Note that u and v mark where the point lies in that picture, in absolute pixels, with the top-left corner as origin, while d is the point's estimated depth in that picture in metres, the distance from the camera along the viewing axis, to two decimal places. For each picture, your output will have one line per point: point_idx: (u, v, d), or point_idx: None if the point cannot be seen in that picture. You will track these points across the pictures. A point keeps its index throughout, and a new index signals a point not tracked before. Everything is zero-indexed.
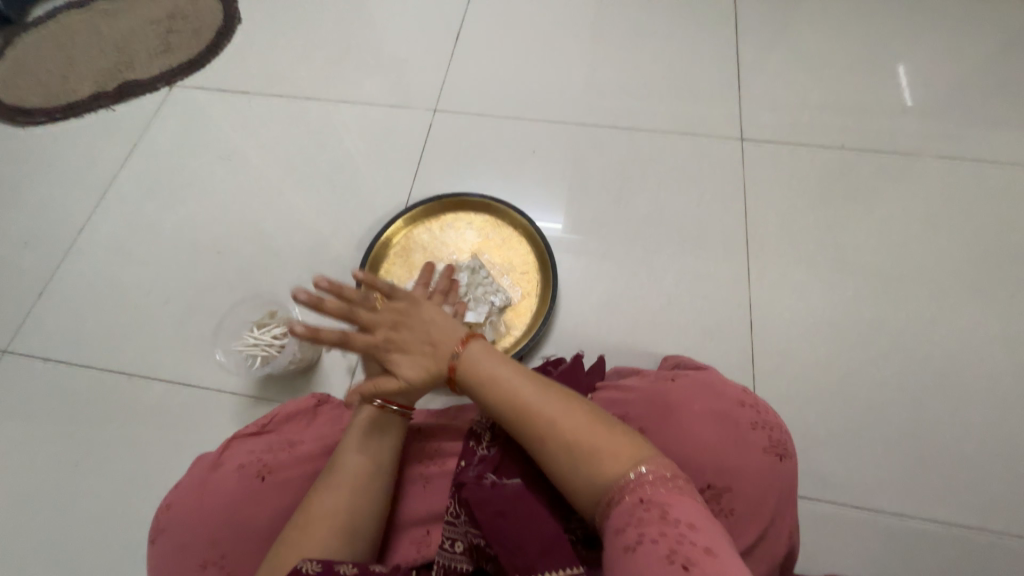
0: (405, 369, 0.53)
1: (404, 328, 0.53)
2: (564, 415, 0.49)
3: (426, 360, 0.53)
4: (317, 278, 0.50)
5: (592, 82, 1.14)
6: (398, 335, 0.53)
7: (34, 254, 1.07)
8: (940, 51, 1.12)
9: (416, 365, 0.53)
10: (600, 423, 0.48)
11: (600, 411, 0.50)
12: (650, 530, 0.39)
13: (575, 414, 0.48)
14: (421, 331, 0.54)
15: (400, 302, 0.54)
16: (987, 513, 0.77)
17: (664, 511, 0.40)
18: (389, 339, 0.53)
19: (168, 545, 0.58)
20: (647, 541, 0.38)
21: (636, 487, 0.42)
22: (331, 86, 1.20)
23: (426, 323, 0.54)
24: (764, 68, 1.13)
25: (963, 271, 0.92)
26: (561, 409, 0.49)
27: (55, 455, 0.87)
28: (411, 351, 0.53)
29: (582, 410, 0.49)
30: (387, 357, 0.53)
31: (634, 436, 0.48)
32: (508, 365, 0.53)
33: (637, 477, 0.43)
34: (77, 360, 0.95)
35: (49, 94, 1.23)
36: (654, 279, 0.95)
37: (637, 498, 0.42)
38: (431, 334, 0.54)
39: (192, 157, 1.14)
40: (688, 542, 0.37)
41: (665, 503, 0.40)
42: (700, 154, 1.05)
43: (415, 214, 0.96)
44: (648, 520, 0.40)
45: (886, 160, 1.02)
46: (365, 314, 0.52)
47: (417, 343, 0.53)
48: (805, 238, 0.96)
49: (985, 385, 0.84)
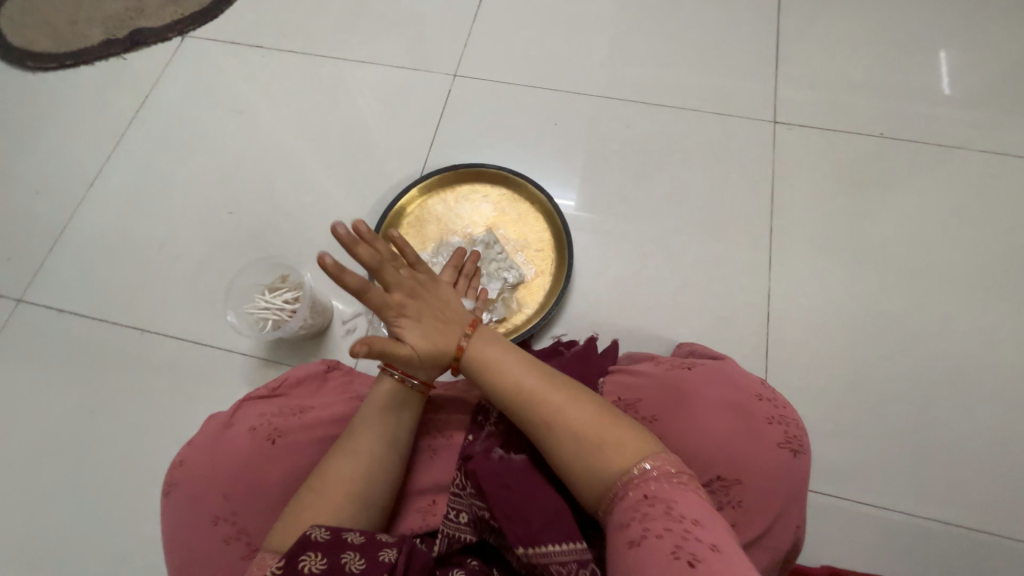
0: (414, 336, 0.52)
1: (418, 298, 0.53)
2: (568, 409, 0.48)
3: (434, 332, 0.53)
4: (357, 221, 0.50)
5: (619, 51, 1.09)
6: (413, 304, 0.53)
7: (46, 203, 1.06)
8: (996, 34, 1.04)
9: (427, 334, 0.53)
10: (605, 417, 0.48)
11: (605, 405, 0.50)
12: (655, 524, 0.39)
13: (580, 407, 0.48)
14: (434, 303, 0.54)
15: (422, 273, 0.54)
16: (989, 516, 0.77)
17: (669, 507, 0.40)
18: (404, 304, 0.52)
19: (182, 498, 0.60)
20: (652, 535, 0.38)
21: (640, 483, 0.42)
22: (347, 43, 1.15)
23: (441, 300, 0.55)
24: (804, 45, 1.07)
25: (994, 271, 0.89)
26: (565, 401, 0.49)
27: (71, 404, 0.89)
28: (422, 321, 0.53)
29: (586, 404, 0.49)
30: (396, 320, 0.52)
31: (639, 430, 0.47)
32: (513, 354, 0.53)
33: (642, 473, 0.43)
34: (91, 312, 0.96)
35: (58, 38, 1.20)
36: (671, 262, 0.92)
37: (642, 494, 0.41)
38: (443, 311, 0.55)
39: (204, 112, 1.12)
40: (693, 538, 0.37)
41: (670, 499, 0.40)
42: (728, 133, 1.00)
43: (429, 184, 0.94)
44: (653, 515, 0.39)
45: (925, 151, 0.97)
46: (390, 272, 0.51)
47: (429, 315, 0.53)
48: (831, 229, 0.93)
49: (1003, 389, 0.82)
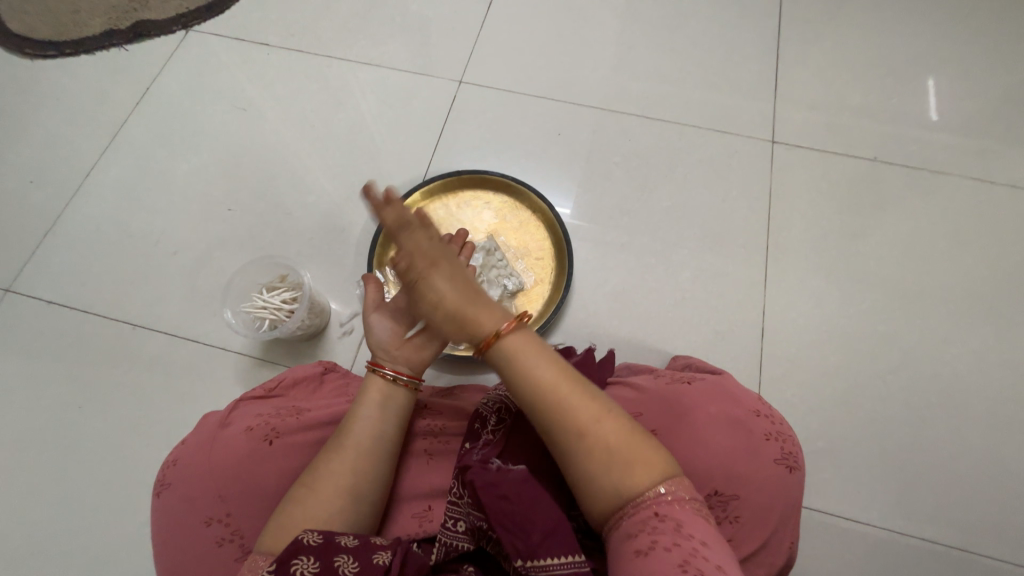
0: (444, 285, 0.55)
1: (447, 262, 0.58)
2: (599, 418, 0.47)
3: (461, 290, 0.55)
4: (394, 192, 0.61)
5: (624, 65, 1.11)
6: (442, 264, 0.57)
7: (40, 192, 1.04)
8: (985, 65, 1.08)
9: (455, 288, 0.55)
10: (634, 434, 0.47)
11: (633, 422, 0.49)
12: (665, 539, 0.40)
13: (609, 421, 0.47)
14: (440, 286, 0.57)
15: (448, 247, 0.61)
16: (971, 534, 0.78)
17: (679, 525, 0.41)
18: (433, 262, 0.57)
19: (174, 499, 0.59)
20: (661, 548, 0.39)
21: (654, 503, 0.43)
22: (354, 44, 1.16)
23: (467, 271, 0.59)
24: (803, 67, 1.09)
25: (981, 295, 0.91)
26: (596, 413, 0.47)
27: (57, 398, 0.87)
28: (450, 278, 0.56)
29: (618, 419, 0.47)
30: (426, 275, 0.56)
31: (661, 451, 0.47)
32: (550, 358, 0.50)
33: (656, 495, 0.43)
34: (82, 305, 0.94)
35: (59, 25, 1.18)
36: (670, 275, 0.93)
37: (653, 511, 0.42)
38: (470, 279, 0.58)
39: (206, 107, 1.11)
40: (701, 556, 0.39)
41: (680, 518, 0.42)
42: (727, 151, 1.02)
43: (432, 188, 0.94)
44: (663, 530, 0.41)
45: (916, 176, 1.00)
46: (421, 234, 0.59)
47: (456, 276, 0.57)
48: (826, 249, 0.95)
49: (987, 411, 0.84)
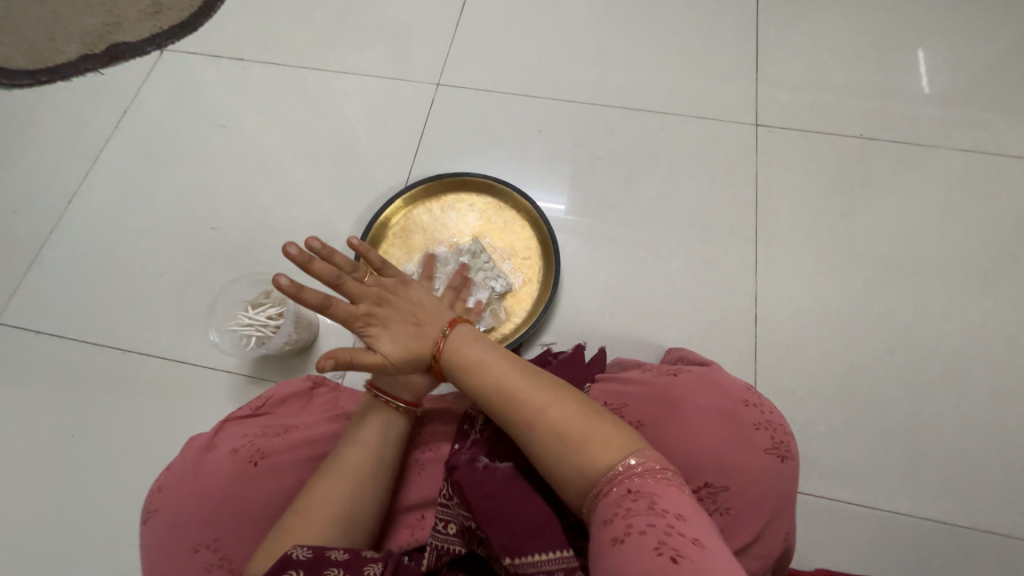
0: (385, 343, 0.50)
1: (388, 304, 0.52)
2: (553, 403, 0.48)
3: (407, 338, 0.51)
4: (311, 239, 0.50)
5: (603, 58, 1.09)
6: (382, 310, 0.52)
7: (25, 221, 1.04)
8: (968, 34, 1.06)
9: (397, 340, 0.51)
10: (590, 413, 0.47)
11: (590, 401, 0.49)
12: (639, 520, 0.38)
13: (565, 403, 0.48)
14: (406, 307, 0.53)
15: (388, 278, 0.53)
16: (980, 511, 0.77)
17: (653, 501, 0.39)
18: (371, 313, 0.51)
19: (160, 526, 0.58)
20: (636, 531, 0.38)
21: (624, 479, 0.42)
22: (330, 54, 1.15)
23: (413, 303, 0.53)
24: (784, 48, 1.08)
25: (975, 267, 0.90)
26: (551, 397, 0.48)
27: (51, 427, 0.87)
28: (392, 327, 0.52)
29: (572, 400, 0.49)
30: (366, 331, 0.51)
31: (623, 426, 0.47)
32: (496, 352, 0.52)
33: (626, 468, 0.43)
34: (72, 333, 0.94)
35: (35, 53, 1.18)
36: (660, 267, 0.92)
37: (626, 490, 0.41)
38: (416, 314, 0.53)
39: (186, 125, 1.10)
40: (677, 533, 0.37)
41: (654, 493, 0.40)
42: (711, 137, 1.01)
43: (414, 194, 0.93)
44: (636, 510, 0.39)
45: (904, 151, 0.98)
46: (351, 283, 0.51)
47: (400, 320, 0.52)
48: (815, 230, 0.94)
49: (989, 384, 0.83)
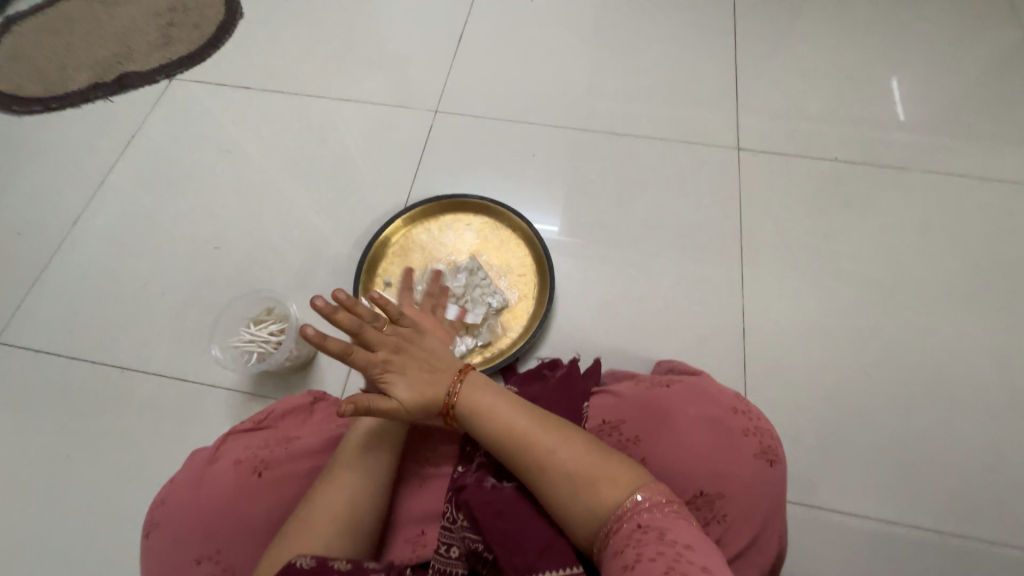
0: (402, 392, 0.52)
1: (405, 353, 0.54)
2: (562, 441, 0.50)
3: (423, 386, 0.53)
4: (336, 289, 0.51)
5: (593, 88, 1.16)
6: (399, 358, 0.53)
7: (28, 243, 1.06)
8: (932, 66, 1.14)
9: (413, 389, 0.53)
10: (597, 449, 0.50)
11: (597, 441, 0.52)
12: (649, 548, 0.40)
13: (574, 442, 0.50)
14: (422, 356, 0.54)
15: (406, 327, 0.54)
16: (968, 521, 0.79)
17: (662, 533, 0.42)
18: (388, 361, 0.53)
19: (164, 538, 0.59)
20: (646, 559, 0.39)
21: (633, 514, 0.44)
22: (334, 83, 1.20)
23: (428, 352, 0.55)
24: (762, 79, 1.15)
25: (951, 283, 0.94)
26: (559, 437, 0.51)
27: (45, 448, 0.87)
28: (408, 374, 0.53)
29: (582, 440, 0.51)
30: (382, 377, 0.53)
31: (630, 463, 0.50)
32: (505, 397, 0.53)
33: (634, 504, 0.45)
34: (70, 353, 0.94)
35: (46, 82, 1.22)
36: (651, 285, 0.96)
37: (636, 524, 0.43)
38: (431, 362, 0.55)
39: (192, 151, 1.14)
40: (686, 560, 0.39)
41: (662, 526, 0.42)
42: (697, 162, 1.06)
43: (414, 214, 0.97)
44: (646, 541, 0.41)
45: (879, 174, 1.04)
46: (371, 332, 0.52)
47: (416, 368, 0.54)
48: (799, 248, 0.98)
49: (970, 396, 0.86)
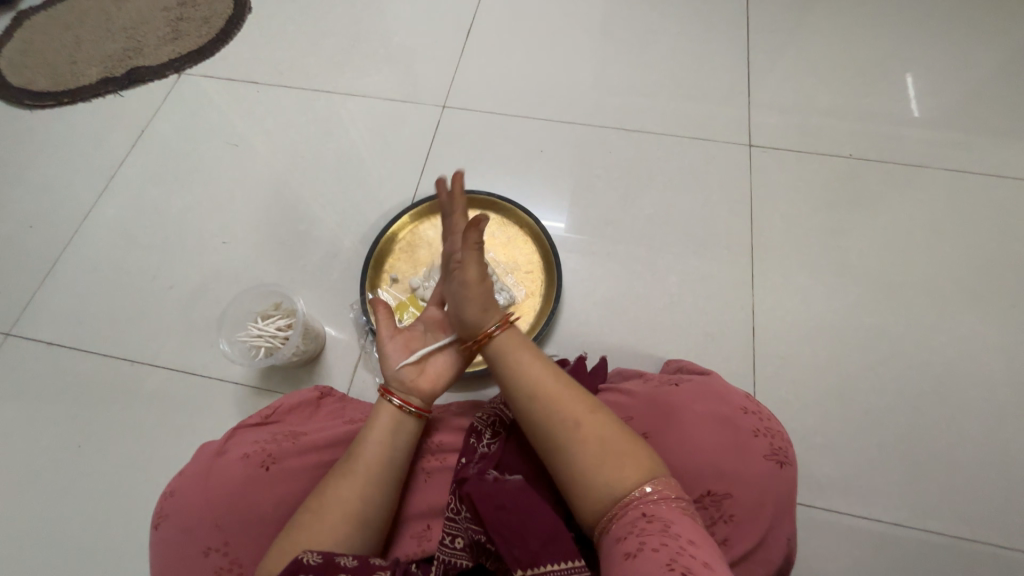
0: (474, 277, 0.60)
1: (477, 268, 0.63)
2: (581, 419, 0.50)
3: (484, 291, 0.60)
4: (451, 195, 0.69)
5: (601, 82, 1.14)
6: (472, 266, 0.62)
7: (39, 236, 1.07)
8: (948, 60, 1.12)
9: (481, 284, 0.60)
10: (616, 432, 0.49)
11: (620, 425, 0.50)
12: (652, 539, 0.40)
13: (592, 422, 0.50)
14: (486, 280, 0.63)
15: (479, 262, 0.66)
16: (979, 524, 0.78)
17: (666, 525, 0.41)
18: (467, 259, 0.62)
19: (173, 530, 0.59)
20: (648, 549, 0.39)
21: (640, 503, 0.44)
22: (340, 77, 1.20)
23: (488, 285, 0.63)
24: (773, 73, 1.13)
25: (965, 282, 0.93)
26: (578, 414, 0.50)
27: (56, 438, 0.88)
28: (478, 278, 0.61)
29: (600, 421, 0.50)
30: (460, 263, 0.61)
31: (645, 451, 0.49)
32: (541, 364, 0.54)
33: (642, 494, 0.44)
34: (79, 345, 0.95)
35: (56, 77, 1.23)
36: (658, 282, 0.95)
37: (640, 512, 0.43)
38: (488, 291, 0.62)
39: (199, 145, 1.14)
40: (687, 554, 0.38)
41: (666, 518, 0.42)
42: (706, 158, 1.05)
43: (421, 210, 0.97)
44: (649, 530, 0.41)
45: (892, 171, 1.02)
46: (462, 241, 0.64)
47: (482, 281, 0.62)
48: (809, 246, 0.97)
49: (983, 397, 0.84)
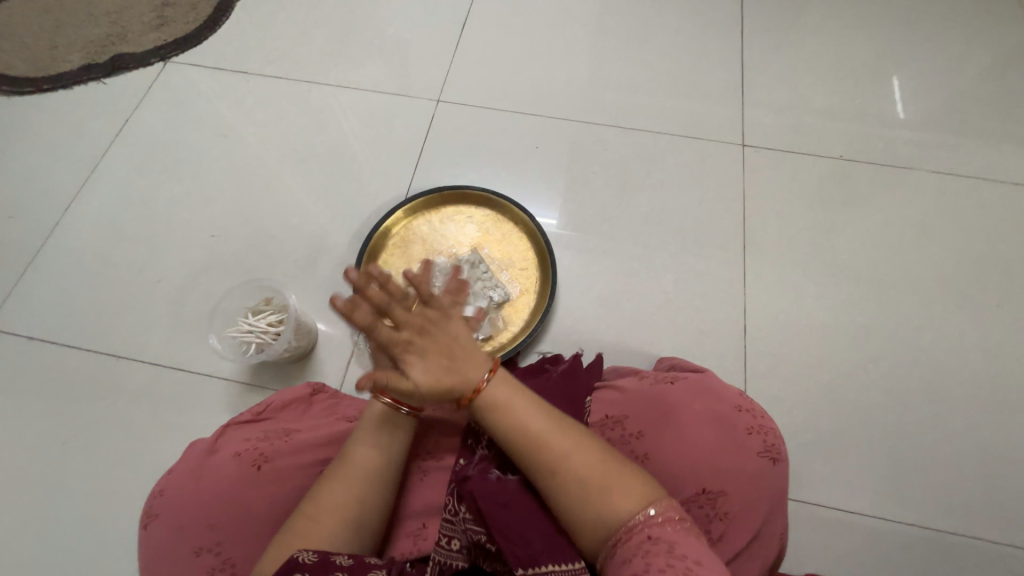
0: (418, 374, 0.49)
1: (427, 335, 0.51)
2: (576, 451, 0.49)
3: (441, 373, 0.50)
4: (349, 269, 0.49)
5: (597, 79, 1.14)
6: (421, 341, 0.51)
7: (19, 227, 1.03)
8: (937, 64, 1.14)
9: (430, 373, 0.50)
10: (611, 460, 0.49)
11: (612, 450, 0.51)
12: (658, 562, 0.41)
13: (587, 451, 0.50)
14: (444, 341, 0.51)
15: (433, 309, 0.52)
16: (960, 517, 0.80)
17: (671, 547, 0.42)
18: (409, 341, 0.50)
19: (163, 529, 0.58)
20: (655, 572, 0.41)
21: (645, 525, 0.45)
22: (332, 68, 1.18)
23: (452, 338, 0.52)
24: (768, 73, 1.14)
25: (950, 281, 0.95)
26: (572, 446, 0.50)
27: (39, 436, 0.86)
28: (428, 358, 0.50)
29: (594, 451, 0.50)
30: (402, 357, 0.50)
31: (641, 473, 0.49)
32: (525, 399, 0.52)
33: (646, 517, 0.45)
34: (63, 340, 0.93)
35: (36, 62, 1.19)
36: (653, 279, 0.95)
37: (645, 535, 0.44)
38: (452, 351, 0.51)
39: (187, 135, 1.11)
40: None
41: (671, 539, 0.43)
42: (701, 156, 1.05)
43: (415, 205, 0.96)
44: (655, 553, 0.42)
45: (882, 172, 1.04)
46: (399, 310, 0.50)
47: (436, 353, 0.51)
48: (801, 245, 0.98)
49: (966, 393, 0.87)
